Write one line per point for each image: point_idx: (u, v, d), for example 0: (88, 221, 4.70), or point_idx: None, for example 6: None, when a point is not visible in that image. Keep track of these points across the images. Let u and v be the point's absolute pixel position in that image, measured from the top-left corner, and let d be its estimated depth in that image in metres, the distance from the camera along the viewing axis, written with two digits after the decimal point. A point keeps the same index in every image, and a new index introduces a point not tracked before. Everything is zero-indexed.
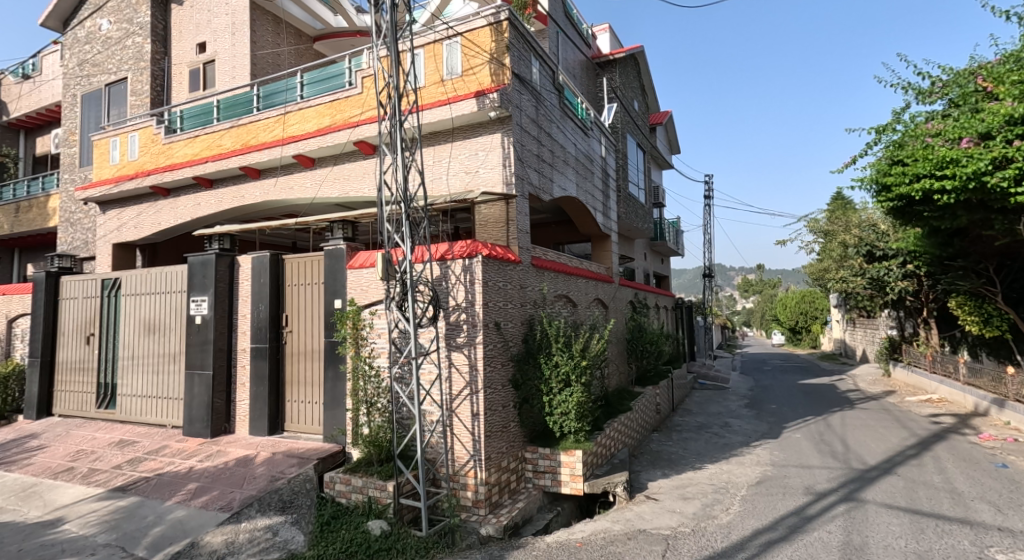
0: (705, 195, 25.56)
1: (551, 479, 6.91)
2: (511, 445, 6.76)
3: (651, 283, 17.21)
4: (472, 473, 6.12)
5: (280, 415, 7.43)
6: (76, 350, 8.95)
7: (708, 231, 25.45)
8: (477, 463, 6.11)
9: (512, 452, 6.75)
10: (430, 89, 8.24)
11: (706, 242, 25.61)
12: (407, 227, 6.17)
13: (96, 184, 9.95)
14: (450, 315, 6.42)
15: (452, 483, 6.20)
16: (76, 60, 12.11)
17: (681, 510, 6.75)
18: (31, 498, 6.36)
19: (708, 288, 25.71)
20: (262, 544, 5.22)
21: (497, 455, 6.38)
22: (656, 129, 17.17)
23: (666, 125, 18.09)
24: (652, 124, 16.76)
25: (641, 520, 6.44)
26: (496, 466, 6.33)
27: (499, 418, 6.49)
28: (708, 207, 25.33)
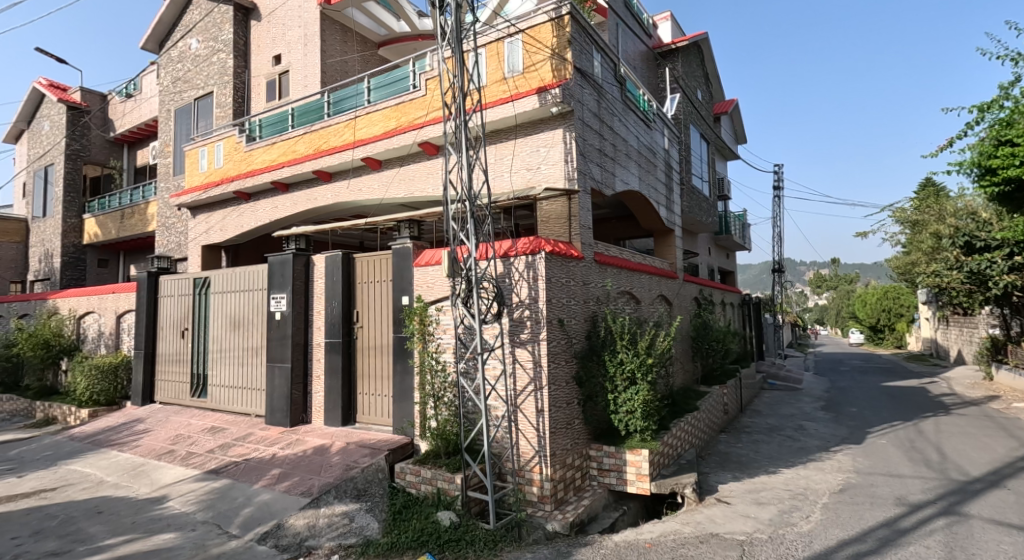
0: (775, 185, 24.20)
1: (616, 478, 6.82)
2: (575, 442, 6.71)
3: (717, 278, 16.54)
4: (537, 468, 6.15)
5: (352, 406, 7.79)
6: (173, 344, 9.81)
7: (778, 223, 24.10)
8: (542, 460, 6.12)
9: (576, 449, 6.72)
10: (492, 87, 8.32)
11: (776, 235, 24.25)
12: (471, 225, 6.28)
13: (188, 191, 10.89)
14: (514, 312, 6.47)
15: (518, 478, 6.26)
16: (170, 78, 13.21)
17: (755, 516, 6.46)
18: (140, 476, 7.08)
19: (778, 284, 24.36)
20: (340, 529, 5.53)
21: (562, 451, 6.38)
22: (722, 117, 16.42)
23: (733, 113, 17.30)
24: (718, 113, 16.04)
25: (713, 523, 6.23)
26: (561, 463, 6.33)
27: (564, 415, 6.48)
28: (778, 198, 23.97)
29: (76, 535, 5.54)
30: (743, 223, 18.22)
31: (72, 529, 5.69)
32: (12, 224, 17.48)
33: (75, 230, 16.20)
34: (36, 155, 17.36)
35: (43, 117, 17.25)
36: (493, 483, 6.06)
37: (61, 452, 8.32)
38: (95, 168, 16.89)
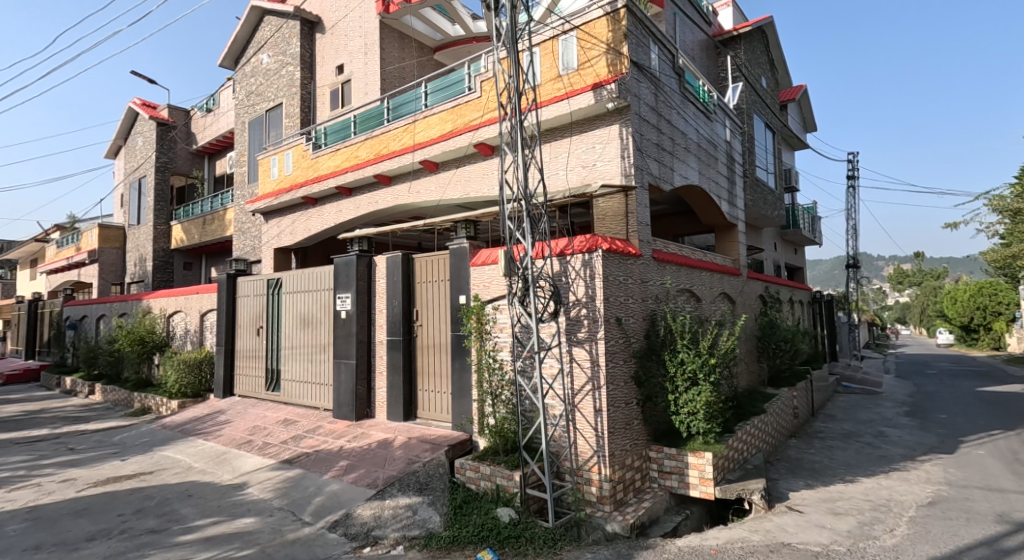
0: (850, 175, 22.67)
1: (677, 481, 6.64)
2: (635, 443, 6.59)
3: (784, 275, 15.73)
4: (596, 468, 6.08)
5: (413, 402, 8.04)
6: (250, 341, 10.49)
7: (853, 215, 22.57)
8: (601, 460, 6.05)
9: (635, 450, 6.60)
10: (546, 86, 8.30)
11: (852, 228, 22.70)
12: (527, 223, 6.30)
13: (262, 197, 11.60)
14: (571, 311, 6.44)
15: (576, 477, 6.22)
16: (244, 92, 14.11)
17: (832, 526, 6.10)
18: (224, 463, 7.65)
19: (854, 280, 22.82)
20: (404, 520, 5.70)
21: (621, 452, 6.29)
22: (789, 104, 15.58)
23: (801, 100, 16.38)
24: (785, 100, 15.23)
25: (785, 533, 5.94)
26: (620, 463, 6.23)
27: (622, 415, 6.38)
28: (854, 188, 22.42)
29: (171, 516, 6.05)
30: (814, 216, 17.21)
31: (167, 509, 6.23)
32: (111, 231, 19.30)
33: (164, 236, 17.68)
34: (131, 168, 19.04)
35: (137, 133, 18.93)
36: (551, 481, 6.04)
37: (155, 439, 9.12)
38: (180, 179, 18.32)
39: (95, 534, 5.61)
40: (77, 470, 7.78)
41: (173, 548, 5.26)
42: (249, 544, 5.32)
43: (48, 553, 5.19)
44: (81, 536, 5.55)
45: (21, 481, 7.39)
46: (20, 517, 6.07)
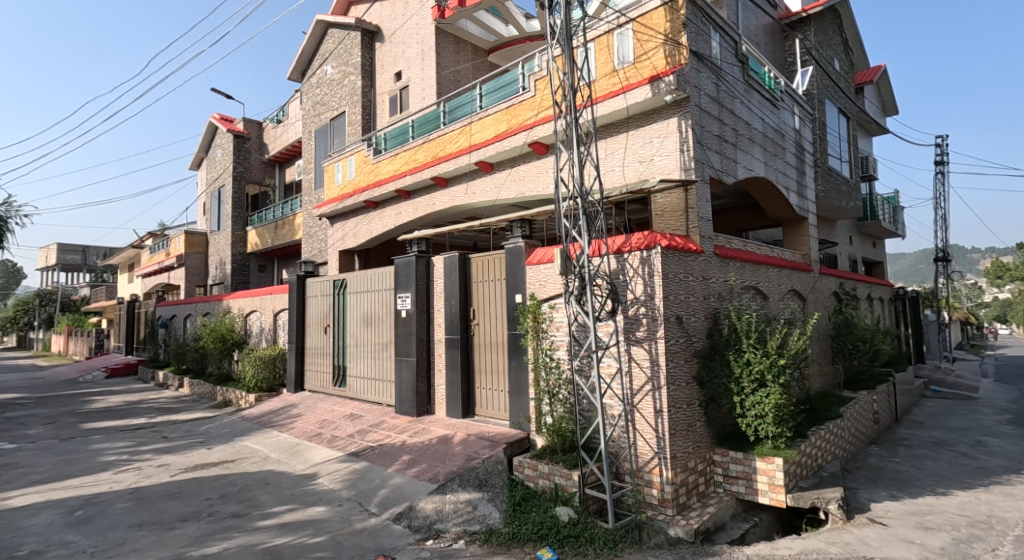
0: (938, 160, 20.82)
1: (745, 486, 6.34)
2: (698, 445, 6.36)
3: (861, 270, 14.69)
4: (656, 470, 5.92)
5: (472, 399, 8.17)
6: (318, 339, 11.04)
7: (942, 205, 20.72)
8: (662, 461, 5.89)
9: (698, 453, 6.36)
10: (602, 81, 8.17)
11: (941, 218, 20.85)
12: (583, 221, 6.16)
13: (328, 202, 12.19)
14: (628, 309, 6.31)
15: (637, 478, 6.09)
16: (311, 102, 14.85)
17: (920, 542, 5.64)
18: (297, 454, 8.12)
19: (944, 275, 20.97)
20: (464, 515, 5.80)
21: (683, 454, 6.09)
22: (866, 87, 14.52)
23: (880, 81, 15.25)
24: (861, 83, 14.21)
25: (865, 546, 5.53)
26: (683, 466, 6.04)
27: (684, 417, 6.17)
28: (943, 174, 20.58)
29: (251, 501, 6.49)
30: (896, 207, 15.96)
31: (248, 496, 6.69)
32: (196, 236, 20.92)
33: (241, 241, 18.94)
34: (213, 178, 20.52)
35: (217, 145, 20.40)
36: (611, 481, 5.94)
37: (235, 430, 9.81)
38: (255, 187, 19.57)
39: (187, 515, 6.10)
40: (170, 457, 8.50)
41: (253, 531, 5.61)
42: (321, 531, 5.60)
43: (147, 530, 5.68)
44: (174, 517, 6.04)
45: (124, 464, 8.15)
46: (123, 497, 6.69)
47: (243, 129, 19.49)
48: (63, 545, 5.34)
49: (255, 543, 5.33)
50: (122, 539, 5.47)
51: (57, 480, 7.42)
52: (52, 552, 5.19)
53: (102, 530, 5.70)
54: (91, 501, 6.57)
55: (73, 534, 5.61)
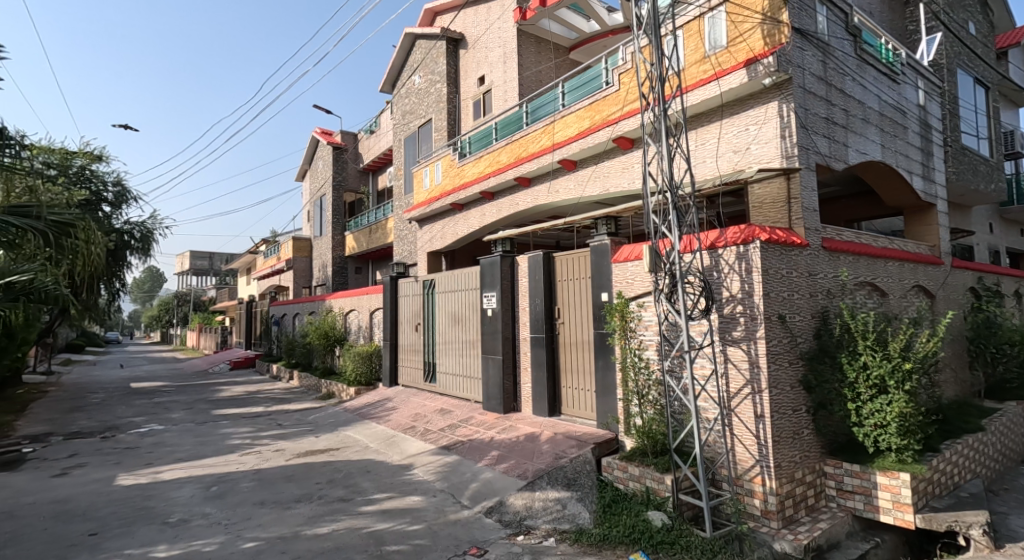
0: None
1: (863, 503, 5.33)
2: (806, 455, 5.42)
3: (1005, 262, 12.82)
4: (759, 479, 5.13)
5: (558, 399, 8.14)
6: (410, 336, 11.54)
7: None
8: (765, 470, 5.09)
9: (806, 463, 5.42)
10: (691, 70, 7.79)
11: None
12: (674, 216, 5.30)
13: (418, 206, 12.83)
14: (724, 308, 5.47)
15: (736, 486, 5.30)
16: (401, 112, 15.57)
17: None
18: (394, 445, 8.55)
19: None
20: (553, 513, 5.73)
21: (789, 464, 5.22)
22: (1008, 52, 12.65)
23: None
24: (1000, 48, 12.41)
25: None
26: (789, 476, 5.18)
27: (790, 424, 5.27)
28: None
29: (355, 487, 6.92)
30: None
31: (352, 482, 7.14)
32: (302, 242, 22.72)
33: (341, 245, 20.30)
34: (316, 188, 22.15)
35: (319, 157, 21.99)
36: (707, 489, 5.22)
37: (338, 420, 10.51)
38: (352, 195, 20.91)
39: (300, 497, 6.61)
40: (284, 443, 9.29)
41: (358, 515, 5.95)
42: (418, 520, 5.82)
43: (268, 508, 6.23)
44: (290, 498, 6.57)
45: (248, 448, 9.03)
46: (248, 477, 7.42)
47: (342, 141, 20.90)
48: (202, 515, 5.99)
49: (360, 526, 5.63)
50: (248, 514, 6.03)
51: (196, 459, 8.38)
52: (194, 521, 5.84)
53: (233, 505, 6.34)
54: (223, 479, 7.35)
55: (210, 507, 6.29)
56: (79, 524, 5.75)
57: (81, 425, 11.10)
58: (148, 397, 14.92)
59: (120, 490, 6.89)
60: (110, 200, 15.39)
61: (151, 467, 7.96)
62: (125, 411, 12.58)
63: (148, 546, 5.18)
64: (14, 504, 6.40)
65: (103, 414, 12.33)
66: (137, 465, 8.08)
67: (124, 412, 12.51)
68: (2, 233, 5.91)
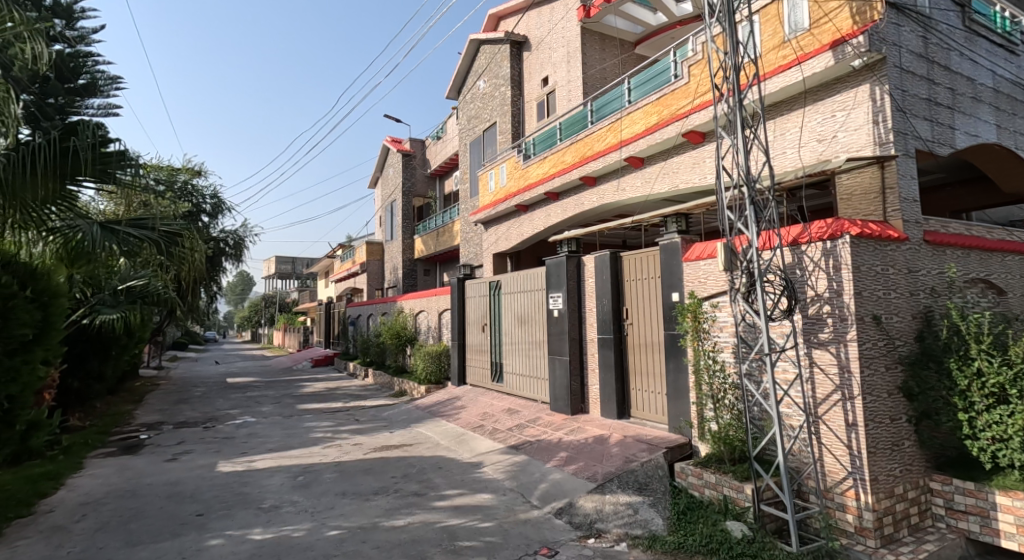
0: None
1: (978, 525, 4.76)
2: (907, 469, 4.97)
3: None
4: (852, 493, 4.75)
5: (627, 401, 7.94)
6: (477, 337, 11.67)
7: None
8: (859, 483, 4.71)
9: (908, 478, 4.97)
10: (768, 56, 7.39)
11: None
12: (751, 211, 5.00)
13: (484, 208, 13.00)
14: (808, 308, 5.12)
15: (825, 500, 4.94)
16: (466, 116, 15.82)
17: None
18: (464, 443, 8.66)
19: None
20: (625, 517, 5.58)
21: (888, 478, 4.81)
22: None
23: None
24: None
25: None
26: (887, 491, 4.77)
27: (889, 434, 4.86)
28: None
29: (428, 483, 7.07)
30: None
31: (424, 477, 7.30)
32: (375, 246, 23.61)
33: (411, 248, 20.90)
34: (386, 194, 22.95)
35: (389, 164, 22.77)
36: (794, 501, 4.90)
37: (411, 417, 10.81)
38: (420, 199, 21.49)
39: (378, 489, 6.82)
40: (362, 437, 9.65)
41: (431, 510, 6.06)
42: (488, 518, 5.84)
43: (349, 499, 6.47)
44: (369, 490, 6.80)
45: (329, 441, 9.47)
46: (330, 469, 7.75)
47: (410, 148, 21.56)
48: (291, 503, 6.31)
49: (434, 521, 5.73)
50: (331, 504, 6.28)
51: (284, 450, 8.88)
52: (284, 507, 6.16)
53: (318, 494, 6.64)
54: (308, 469, 7.73)
55: (298, 495, 6.61)
56: (188, 504, 6.21)
57: (187, 415, 12.10)
58: (242, 391, 16.04)
59: (220, 476, 7.41)
60: (209, 211, 16.60)
61: (246, 456, 8.51)
62: (222, 404, 13.58)
63: (245, 528, 5.51)
64: (135, 484, 7.02)
65: (205, 406, 13.38)
66: (234, 453, 8.67)
67: (222, 404, 13.51)
68: (124, 243, 6.50)
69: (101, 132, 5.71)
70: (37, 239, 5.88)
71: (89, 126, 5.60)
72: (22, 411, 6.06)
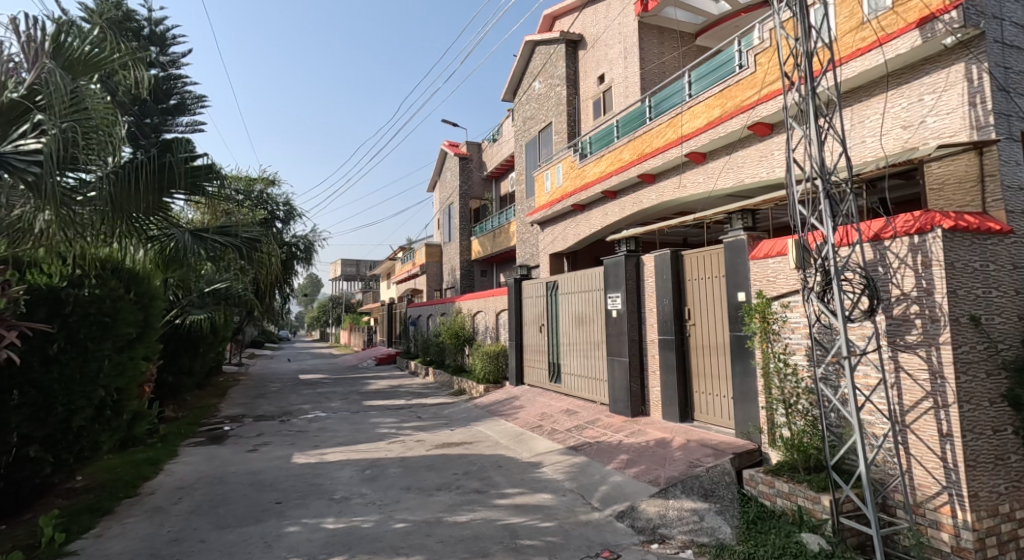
0: None
1: None
2: (1014, 485, 4.51)
3: None
4: (947, 509, 4.36)
5: (690, 404, 7.68)
6: (535, 337, 11.64)
7: None
8: (955, 499, 4.31)
9: (1015, 495, 4.51)
10: (845, 39, 6.96)
11: None
12: (826, 206, 4.68)
13: (539, 209, 12.98)
14: (893, 308, 4.76)
15: (915, 515, 4.56)
16: (522, 118, 15.86)
17: None
18: (523, 443, 8.65)
19: None
20: (690, 524, 5.36)
21: (991, 494, 4.38)
22: None
23: None
24: None
25: None
26: (990, 509, 4.34)
27: (991, 447, 4.43)
28: None
29: (489, 481, 7.11)
30: None
31: (485, 475, 7.34)
32: (434, 248, 24.10)
33: (468, 249, 21.17)
34: (444, 197, 23.36)
35: (447, 168, 23.20)
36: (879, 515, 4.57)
37: (471, 415, 10.92)
38: (477, 201, 21.74)
39: (441, 485, 6.92)
40: (424, 434, 9.84)
41: (493, 508, 6.08)
42: (549, 517, 5.79)
43: (413, 493, 6.60)
44: (432, 485, 6.92)
45: (394, 437, 9.73)
46: (396, 464, 7.95)
47: (467, 151, 21.84)
48: (360, 495, 6.51)
49: (496, 518, 5.75)
50: (397, 497, 6.43)
51: (352, 444, 9.19)
52: (354, 499, 6.36)
53: (385, 488, 6.82)
54: (375, 463, 7.96)
55: (366, 488, 6.81)
56: (267, 492, 6.54)
57: (265, 409, 12.78)
58: (313, 387, 16.78)
59: (294, 467, 7.75)
60: (282, 217, 17.44)
61: (318, 449, 8.88)
62: (296, 399, 14.26)
63: (319, 517, 5.73)
64: (221, 471, 7.47)
65: (280, 400, 14.10)
66: (307, 446, 9.07)
67: (295, 399, 14.18)
68: (212, 249, 7.06)
69: (190, 148, 6.20)
70: (139, 247, 6.19)
71: (181, 142, 6.12)
72: (128, 402, 6.38)
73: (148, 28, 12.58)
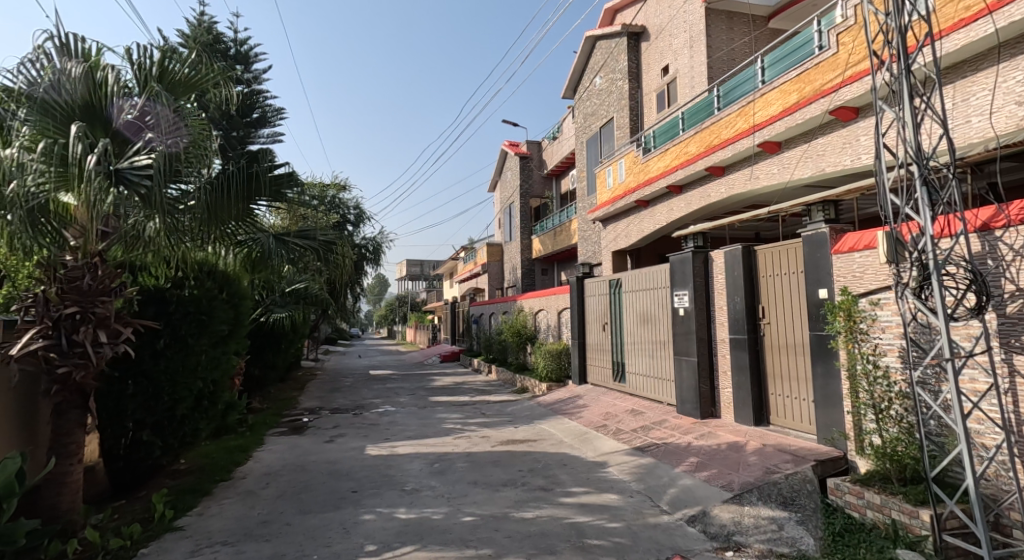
0: None
1: None
2: None
3: None
4: None
5: (766, 407, 7.29)
6: (598, 336, 11.45)
7: None
8: None
9: None
10: (944, 10, 6.31)
11: None
12: (924, 195, 4.28)
13: (602, 206, 12.76)
14: (1006, 305, 4.28)
15: None
16: (583, 114, 15.67)
17: None
18: (587, 442, 8.51)
19: None
20: (768, 532, 5.06)
21: None
22: None
23: None
24: None
25: None
26: None
27: None
28: None
29: (554, 479, 7.04)
30: None
31: (550, 473, 7.28)
32: (495, 247, 24.28)
33: (529, 248, 21.15)
34: (505, 197, 23.49)
35: (507, 168, 23.31)
36: (991, 533, 4.10)
37: (535, 413, 10.90)
38: (537, 200, 21.71)
39: (507, 481, 6.92)
40: (489, 430, 9.91)
41: (558, 506, 6.00)
42: (616, 518, 5.65)
43: (480, 488, 6.63)
44: (498, 481, 6.93)
45: (459, 432, 9.86)
46: (463, 459, 8.03)
47: (527, 150, 21.82)
48: (429, 488, 6.62)
49: (562, 516, 5.67)
50: (465, 492, 6.49)
51: (420, 439, 9.40)
52: (424, 491, 6.47)
53: (453, 482, 6.90)
54: (442, 458, 8.08)
55: (436, 481, 6.92)
56: (344, 482, 6.78)
57: (339, 402, 13.33)
58: (382, 382, 17.35)
59: (368, 459, 8.00)
60: (353, 220, 18.11)
61: (388, 442, 9.14)
62: (367, 394, 14.78)
63: (392, 507, 5.86)
64: (302, 460, 7.84)
65: (353, 394, 14.68)
66: (379, 439, 9.35)
67: (366, 394, 14.70)
68: (291, 253, 7.42)
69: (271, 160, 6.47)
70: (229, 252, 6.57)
71: (264, 153, 6.45)
72: (222, 394, 6.77)
73: (233, 48, 13.39)
